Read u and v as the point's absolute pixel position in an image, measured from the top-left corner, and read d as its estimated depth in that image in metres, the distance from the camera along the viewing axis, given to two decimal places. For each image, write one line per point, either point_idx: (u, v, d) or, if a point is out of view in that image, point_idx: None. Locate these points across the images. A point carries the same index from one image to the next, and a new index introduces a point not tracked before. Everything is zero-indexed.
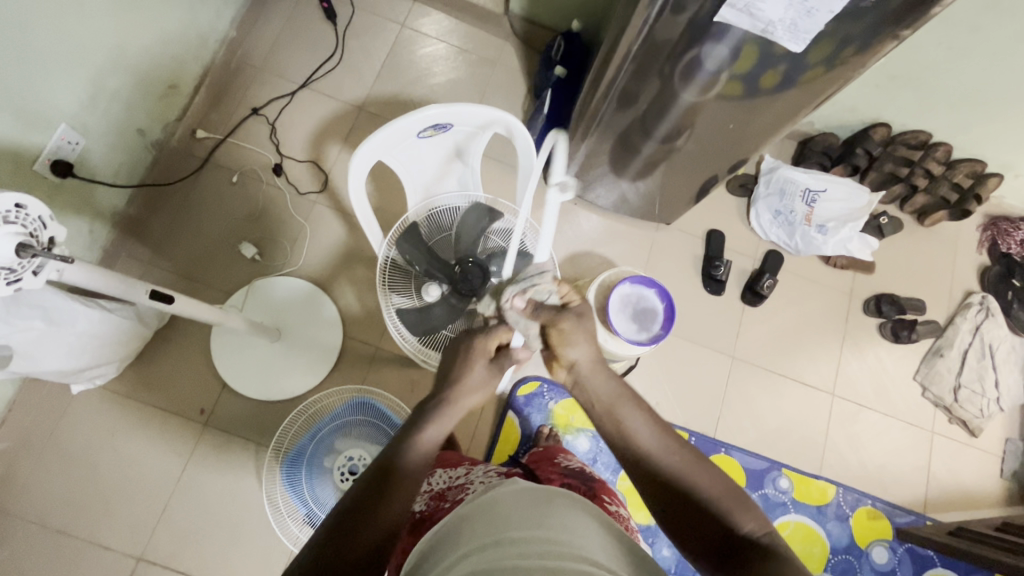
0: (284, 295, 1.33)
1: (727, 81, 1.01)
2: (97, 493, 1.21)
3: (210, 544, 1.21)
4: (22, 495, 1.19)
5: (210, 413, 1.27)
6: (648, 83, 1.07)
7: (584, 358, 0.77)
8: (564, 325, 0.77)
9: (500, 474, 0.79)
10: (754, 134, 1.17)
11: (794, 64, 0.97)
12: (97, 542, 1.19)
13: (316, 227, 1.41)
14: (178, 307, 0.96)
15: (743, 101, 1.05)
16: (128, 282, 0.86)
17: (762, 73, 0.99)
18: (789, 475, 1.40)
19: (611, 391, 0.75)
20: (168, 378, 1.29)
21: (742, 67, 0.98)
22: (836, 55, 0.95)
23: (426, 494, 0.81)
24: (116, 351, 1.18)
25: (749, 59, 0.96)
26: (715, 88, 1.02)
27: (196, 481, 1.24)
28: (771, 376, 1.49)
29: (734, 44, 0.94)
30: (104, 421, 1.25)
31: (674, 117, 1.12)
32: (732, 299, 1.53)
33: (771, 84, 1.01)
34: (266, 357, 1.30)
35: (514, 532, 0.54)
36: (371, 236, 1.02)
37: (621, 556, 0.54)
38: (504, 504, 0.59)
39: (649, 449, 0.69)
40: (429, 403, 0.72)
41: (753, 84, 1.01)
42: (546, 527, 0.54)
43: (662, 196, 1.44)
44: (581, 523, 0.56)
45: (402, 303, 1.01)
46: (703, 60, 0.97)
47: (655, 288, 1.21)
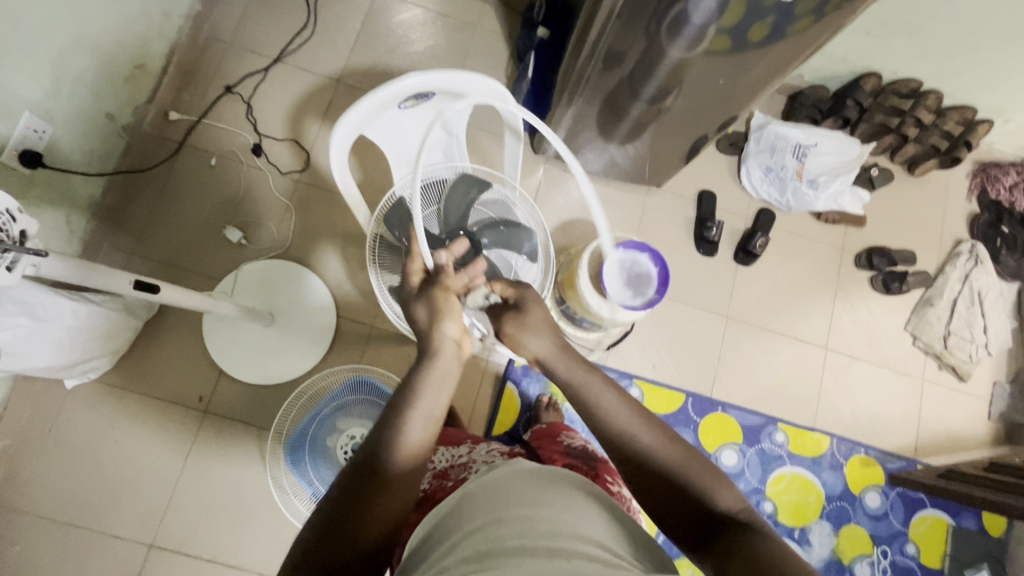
0: (273, 279, 1.31)
1: (715, 37, 0.98)
2: (102, 484, 1.22)
3: (220, 527, 1.22)
4: (25, 490, 1.19)
5: (208, 400, 1.27)
6: (635, 42, 1.04)
7: (542, 350, 0.80)
8: (510, 325, 0.81)
9: (502, 454, 0.81)
10: (743, 90, 1.15)
11: (783, 16, 0.95)
12: (106, 533, 1.20)
13: (302, 207, 1.38)
14: (165, 295, 0.94)
15: (731, 57, 1.03)
16: (110, 272, 0.83)
17: (750, 26, 0.96)
18: (784, 429, 1.43)
19: (572, 376, 0.76)
20: (163, 368, 1.28)
21: (730, 21, 0.95)
22: (826, 3, 0.93)
23: (429, 473, 0.82)
24: (106, 343, 1.16)
25: (737, 13, 0.93)
26: (703, 44, 0.99)
27: (201, 467, 1.24)
28: (764, 333, 1.50)
29: None
30: (102, 413, 1.24)
31: (662, 76, 1.10)
32: (724, 259, 1.53)
33: (759, 37, 0.98)
34: (260, 342, 1.28)
35: (512, 512, 0.56)
36: (357, 212, 1.00)
37: (620, 537, 0.57)
38: (506, 485, 0.61)
39: (622, 425, 0.69)
40: (415, 368, 0.71)
41: (741, 38, 0.98)
42: (546, 507, 0.56)
43: (651, 157, 1.42)
44: (582, 503, 0.58)
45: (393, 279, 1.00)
46: (689, 13, 0.94)
47: (648, 253, 1.16)
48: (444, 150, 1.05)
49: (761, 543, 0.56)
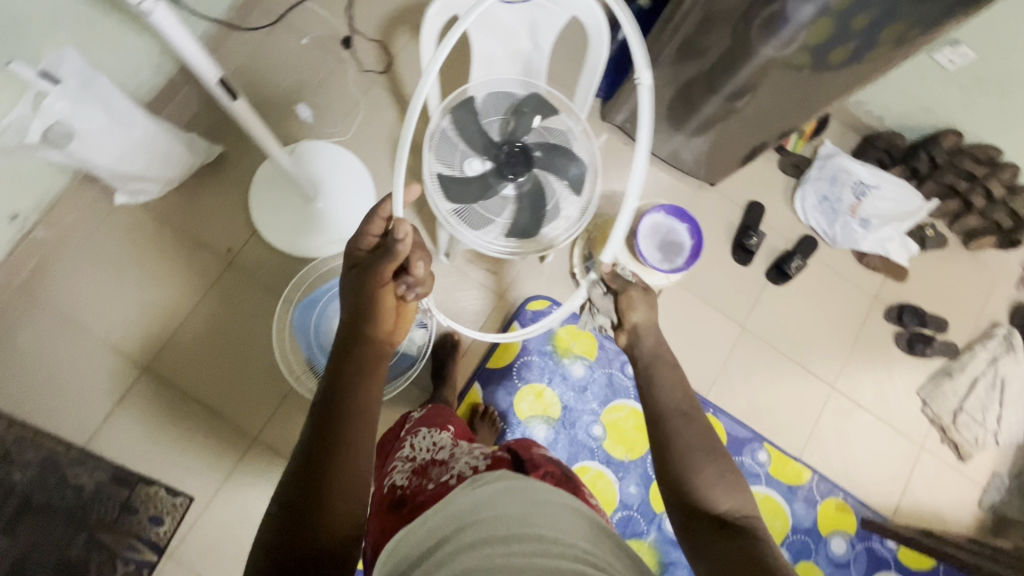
0: (326, 160, 1.36)
1: (797, 51, 1.05)
2: (117, 298, 1.26)
3: (213, 372, 1.26)
4: (46, 281, 1.24)
5: (236, 253, 1.31)
6: (722, 34, 1.12)
7: (644, 322, 0.90)
8: (633, 292, 0.91)
9: (485, 454, 0.79)
10: (813, 102, 1.20)
11: (865, 44, 1.02)
12: (108, 343, 1.24)
13: (371, 106, 1.43)
14: (237, 107, 0.99)
15: (810, 73, 1.10)
16: (204, 61, 0.87)
17: (832, 49, 1.04)
18: (768, 450, 1.41)
19: (655, 348, 0.88)
20: (202, 213, 1.31)
21: (816, 39, 1.02)
22: (905, 35, 1.01)
23: (409, 464, 0.84)
24: (167, 168, 1.23)
25: (823, 31, 1.00)
26: (790, 49, 1.05)
27: (211, 311, 1.29)
28: (777, 355, 1.48)
29: (821, 5, 0.95)
30: (137, 234, 1.28)
31: (747, 72, 1.14)
32: (757, 272, 1.51)
33: (840, 59, 1.05)
34: (297, 213, 1.32)
35: (505, 530, 0.60)
36: (432, 97, 1.04)
37: (607, 545, 0.63)
38: (493, 499, 0.64)
39: (673, 409, 0.81)
40: (345, 367, 0.70)
41: (822, 56, 1.06)
42: (539, 525, 0.61)
43: (713, 149, 1.45)
44: (569, 521, 0.63)
45: (442, 168, 1.00)
46: (789, 13, 0.99)
47: (687, 225, 1.14)
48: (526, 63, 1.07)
49: (751, 541, 0.69)
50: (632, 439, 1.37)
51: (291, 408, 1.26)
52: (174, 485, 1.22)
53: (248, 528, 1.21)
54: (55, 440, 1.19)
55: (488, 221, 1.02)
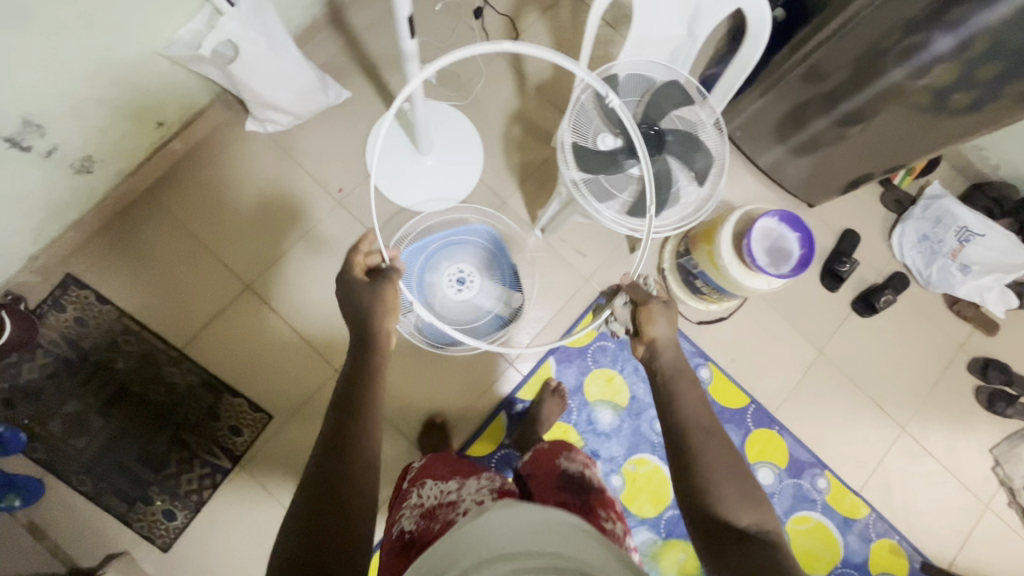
0: (444, 119, 1.40)
1: (921, 87, 1.10)
2: (232, 218, 1.33)
3: (309, 303, 1.32)
4: (174, 192, 1.32)
5: (347, 194, 1.37)
6: (847, 62, 1.16)
7: (664, 335, 0.88)
8: (653, 304, 0.88)
9: (493, 491, 0.78)
10: (927, 142, 1.21)
11: (988, 94, 1.05)
12: (219, 258, 1.32)
13: (491, 76, 1.47)
14: (411, 46, 1.02)
15: (928, 114, 1.14)
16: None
17: (954, 93, 1.08)
18: (829, 478, 1.40)
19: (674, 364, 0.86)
20: (322, 152, 1.38)
21: (939, 81, 1.07)
22: None
23: (416, 511, 0.81)
24: (300, 105, 1.29)
25: (951, 74, 1.05)
26: (926, 78, 1.08)
27: (315, 245, 1.34)
28: (851, 386, 1.46)
29: (963, 37, 1.00)
30: (261, 162, 1.36)
31: (870, 95, 1.18)
32: (844, 301, 1.49)
33: (961, 104, 1.09)
34: (411, 164, 1.37)
35: (502, 554, 0.49)
36: (578, 68, 1.06)
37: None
38: (487, 533, 0.50)
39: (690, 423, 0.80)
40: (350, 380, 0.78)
41: (943, 100, 1.10)
42: (539, 545, 0.49)
43: (818, 169, 1.45)
44: (582, 549, 0.50)
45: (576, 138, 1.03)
46: (926, 46, 1.03)
47: (800, 233, 1.14)
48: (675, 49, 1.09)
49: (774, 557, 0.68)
50: None
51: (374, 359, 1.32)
52: (257, 401, 1.27)
53: None
54: (158, 337, 1.27)
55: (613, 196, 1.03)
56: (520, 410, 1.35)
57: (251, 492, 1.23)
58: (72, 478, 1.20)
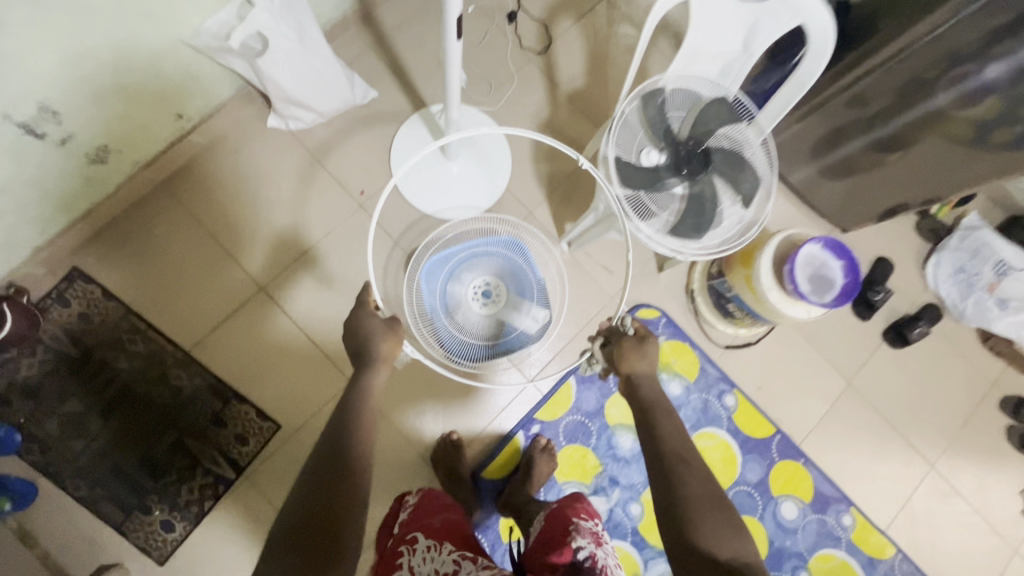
0: (474, 126, 1.36)
1: (967, 117, 1.07)
2: (248, 216, 1.28)
3: (323, 308, 1.27)
4: (190, 187, 1.27)
5: (368, 197, 1.32)
6: (892, 88, 1.14)
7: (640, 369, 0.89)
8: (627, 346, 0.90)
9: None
10: (967, 176, 1.17)
11: None
12: (232, 258, 1.26)
13: (523, 83, 1.42)
14: (455, 43, 1.00)
15: (964, 147, 1.12)
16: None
17: (996, 128, 1.05)
18: (854, 515, 1.34)
19: (655, 396, 0.87)
20: (345, 152, 1.33)
21: (984, 113, 1.05)
22: None
23: None
24: (327, 101, 1.24)
25: (995, 108, 1.03)
26: (975, 108, 1.05)
27: (333, 248, 1.29)
28: (880, 421, 1.40)
29: (1017, 66, 0.96)
30: (282, 160, 1.31)
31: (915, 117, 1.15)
32: (874, 331, 1.44)
33: (1003, 140, 1.05)
34: (437, 169, 1.32)
35: None
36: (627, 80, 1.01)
37: None
38: None
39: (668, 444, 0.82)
40: (352, 395, 0.80)
41: (986, 134, 1.07)
42: None
43: (853, 194, 1.41)
44: None
45: (619, 151, 0.98)
46: (977, 74, 1.01)
47: (843, 261, 1.09)
48: (726, 65, 1.05)
49: None
50: (717, 469, 1.32)
51: (403, 375, 1.28)
52: (265, 409, 1.22)
53: None
54: (165, 337, 1.21)
55: (653, 215, 0.99)
56: (537, 432, 1.29)
57: (253, 506, 1.17)
58: (66, 482, 1.14)
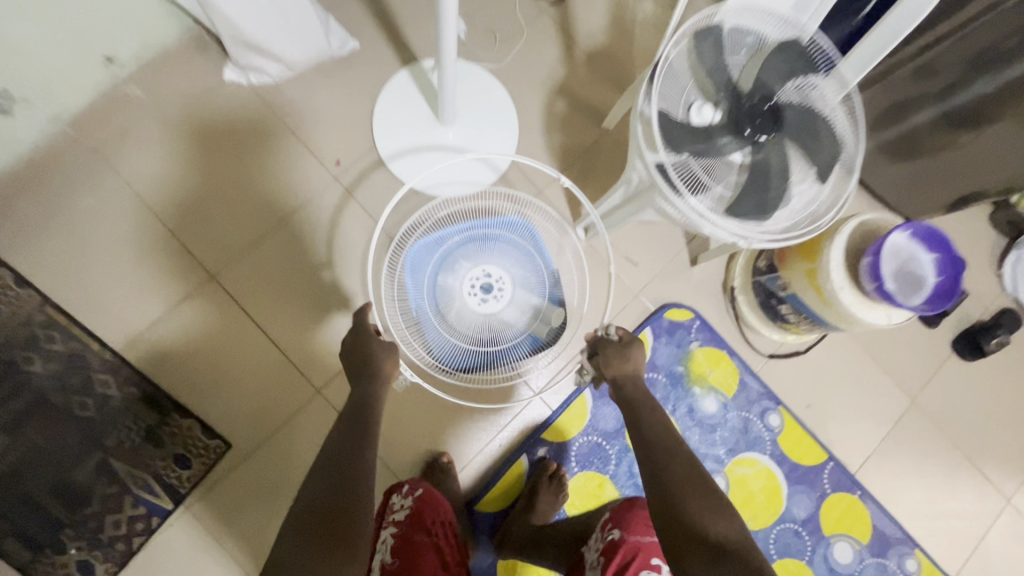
0: (474, 86, 1.13)
1: None
2: (199, 188, 1.05)
3: (288, 301, 1.04)
4: (127, 151, 1.04)
5: (345, 169, 1.09)
6: (964, 58, 0.95)
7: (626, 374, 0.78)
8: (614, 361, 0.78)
9: None
10: None
11: None
12: (177, 239, 1.04)
13: (534, 39, 1.19)
14: None
15: None
16: None
17: None
18: (919, 559, 1.12)
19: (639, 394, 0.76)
20: (318, 114, 1.10)
21: None
22: None
23: None
24: (294, 49, 1.01)
25: None
26: None
27: (302, 229, 1.07)
28: (948, 448, 1.19)
29: None
30: (241, 122, 1.08)
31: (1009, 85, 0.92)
32: (941, 339, 1.22)
33: None
34: (429, 135, 1.10)
35: None
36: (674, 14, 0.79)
37: None
38: None
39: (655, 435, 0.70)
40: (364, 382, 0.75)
41: None
42: None
43: (918, 180, 1.19)
44: None
45: (662, 106, 0.76)
46: None
47: (938, 254, 0.86)
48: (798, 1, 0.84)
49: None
50: (759, 503, 1.10)
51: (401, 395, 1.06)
52: (214, 424, 1.00)
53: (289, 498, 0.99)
54: (90, 334, 0.99)
55: (706, 189, 0.76)
56: (545, 455, 1.07)
57: (196, 543, 0.96)
58: None
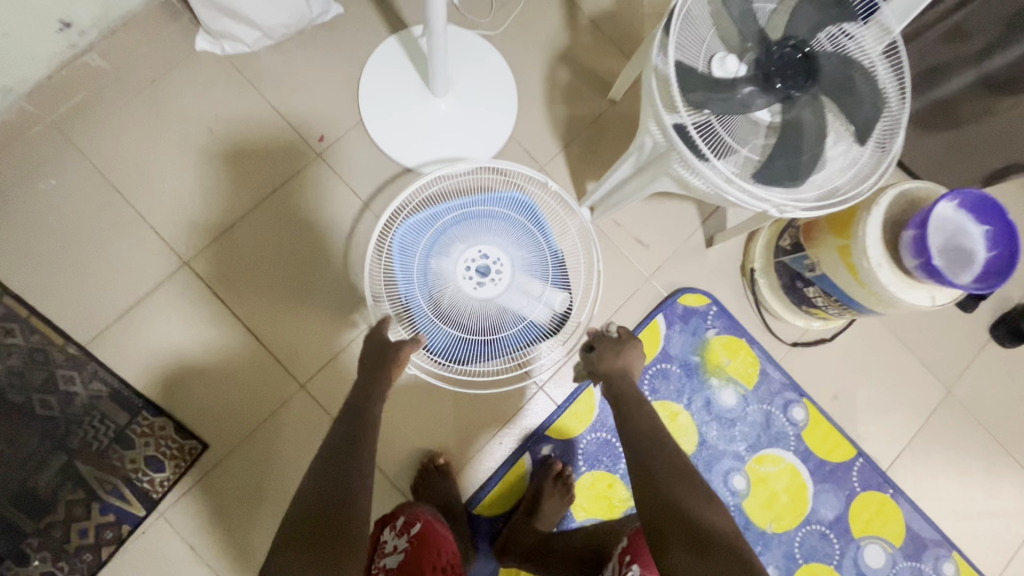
0: (469, 54, 1.04)
1: None
2: (170, 169, 0.97)
3: (267, 290, 0.96)
4: (92, 128, 0.96)
5: (329, 145, 1.00)
6: None
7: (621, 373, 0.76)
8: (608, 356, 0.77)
9: None
10: None
11: None
12: (147, 223, 0.95)
13: (533, 3, 1.10)
14: None
15: None
16: None
17: None
18: (957, 562, 1.04)
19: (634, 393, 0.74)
20: (299, 86, 1.01)
21: None
22: None
23: None
24: (271, 13, 0.92)
25: None
26: None
27: (282, 212, 0.98)
28: (986, 441, 1.09)
29: None
30: (216, 96, 0.99)
31: None
32: (978, 325, 1.13)
33: None
34: (420, 107, 1.01)
35: None
36: None
37: None
38: None
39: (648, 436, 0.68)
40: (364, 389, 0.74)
41: None
42: None
43: (951, 152, 1.08)
44: None
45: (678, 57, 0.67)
46: None
47: (993, 225, 0.76)
48: None
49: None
50: (783, 504, 1.02)
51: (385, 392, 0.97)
52: (188, 423, 0.92)
53: (271, 503, 0.91)
54: (52, 328, 0.91)
55: (729, 151, 0.67)
56: (550, 453, 0.99)
57: (170, 554, 0.88)
58: None
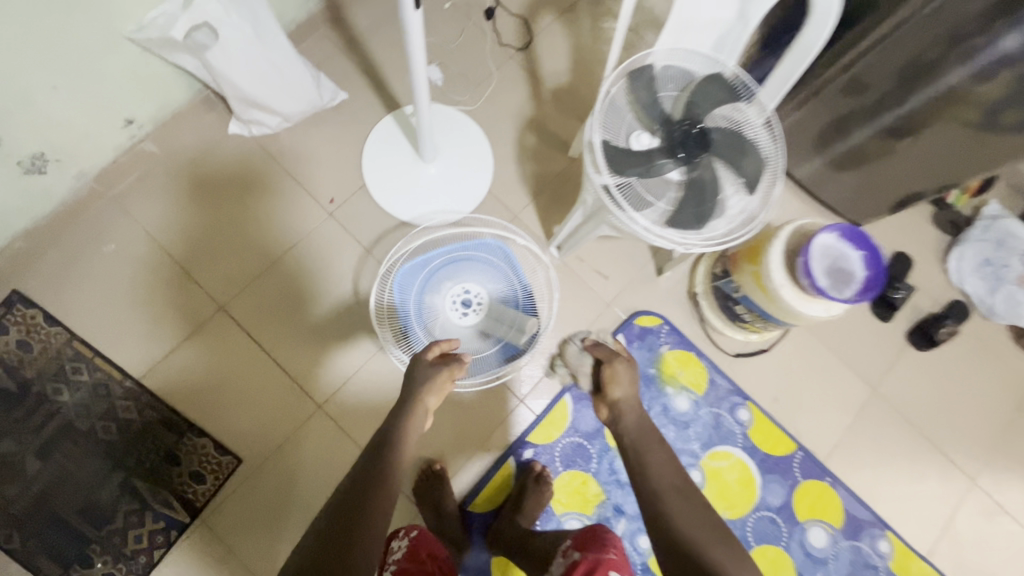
0: (450, 126, 1.26)
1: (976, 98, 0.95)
2: (208, 230, 1.18)
3: (288, 328, 1.15)
4: (144, 201, 1.17)
5: (338, 206, 1.22)
6: (893, 73, 1.00)
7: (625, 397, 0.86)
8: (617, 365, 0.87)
9: None
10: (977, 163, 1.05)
11: None
12: (188, 275, 1.15)
13: (503, 82, 1.33)
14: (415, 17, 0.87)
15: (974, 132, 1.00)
16: None
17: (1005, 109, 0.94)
18: (892, 540, 1.19)
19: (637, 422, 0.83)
20: (312, 159, 1.23)
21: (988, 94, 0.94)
22: None
23: None
24: (288, 103, 1.14)
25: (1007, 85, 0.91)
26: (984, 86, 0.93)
27: (300, 262, 1.18)
28: (910, 432, 1.27)
29: None
30: (244, 170, 1.21)
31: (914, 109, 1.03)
32: (896, 332, 1.31)
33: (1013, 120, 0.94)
34: (411, 171, 1.22)
35: None
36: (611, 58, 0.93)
37: None
38: None
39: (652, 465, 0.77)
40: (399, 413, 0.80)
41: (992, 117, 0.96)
42: None
43: (857, 189, 1.29)
44: None
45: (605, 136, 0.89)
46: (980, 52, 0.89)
47: (863, 250, 0.98)
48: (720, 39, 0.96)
49: None
50: (734, 494, 1.18)
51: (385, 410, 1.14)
52: (224, 441, 1.09)
53: (297, 509, 1.08)
54: (112, 367, 1.09)
55: (648, 203, 0.88)
56: (532, 457, 1.15)
57: (212, 556, 1.04)
58: None
